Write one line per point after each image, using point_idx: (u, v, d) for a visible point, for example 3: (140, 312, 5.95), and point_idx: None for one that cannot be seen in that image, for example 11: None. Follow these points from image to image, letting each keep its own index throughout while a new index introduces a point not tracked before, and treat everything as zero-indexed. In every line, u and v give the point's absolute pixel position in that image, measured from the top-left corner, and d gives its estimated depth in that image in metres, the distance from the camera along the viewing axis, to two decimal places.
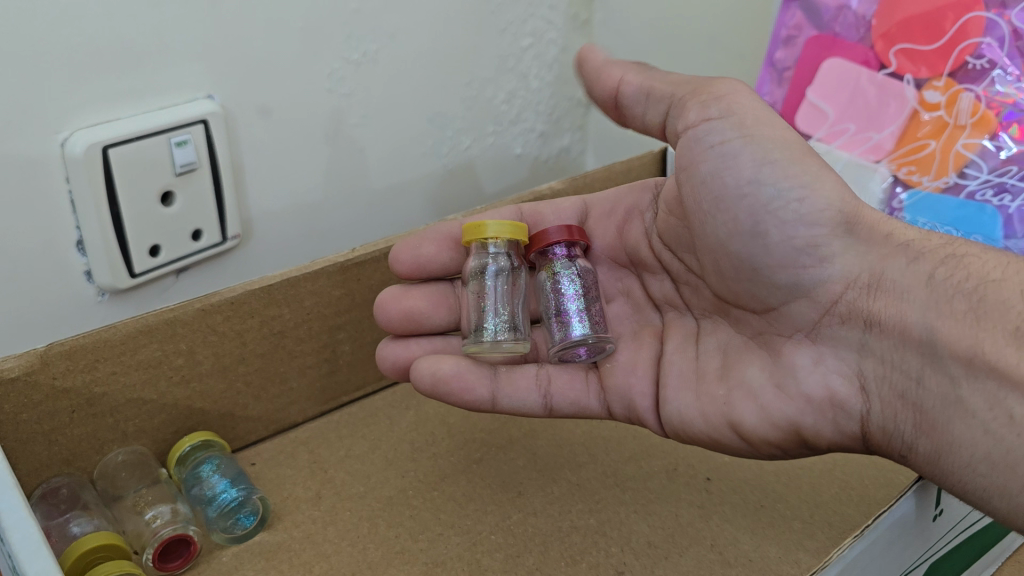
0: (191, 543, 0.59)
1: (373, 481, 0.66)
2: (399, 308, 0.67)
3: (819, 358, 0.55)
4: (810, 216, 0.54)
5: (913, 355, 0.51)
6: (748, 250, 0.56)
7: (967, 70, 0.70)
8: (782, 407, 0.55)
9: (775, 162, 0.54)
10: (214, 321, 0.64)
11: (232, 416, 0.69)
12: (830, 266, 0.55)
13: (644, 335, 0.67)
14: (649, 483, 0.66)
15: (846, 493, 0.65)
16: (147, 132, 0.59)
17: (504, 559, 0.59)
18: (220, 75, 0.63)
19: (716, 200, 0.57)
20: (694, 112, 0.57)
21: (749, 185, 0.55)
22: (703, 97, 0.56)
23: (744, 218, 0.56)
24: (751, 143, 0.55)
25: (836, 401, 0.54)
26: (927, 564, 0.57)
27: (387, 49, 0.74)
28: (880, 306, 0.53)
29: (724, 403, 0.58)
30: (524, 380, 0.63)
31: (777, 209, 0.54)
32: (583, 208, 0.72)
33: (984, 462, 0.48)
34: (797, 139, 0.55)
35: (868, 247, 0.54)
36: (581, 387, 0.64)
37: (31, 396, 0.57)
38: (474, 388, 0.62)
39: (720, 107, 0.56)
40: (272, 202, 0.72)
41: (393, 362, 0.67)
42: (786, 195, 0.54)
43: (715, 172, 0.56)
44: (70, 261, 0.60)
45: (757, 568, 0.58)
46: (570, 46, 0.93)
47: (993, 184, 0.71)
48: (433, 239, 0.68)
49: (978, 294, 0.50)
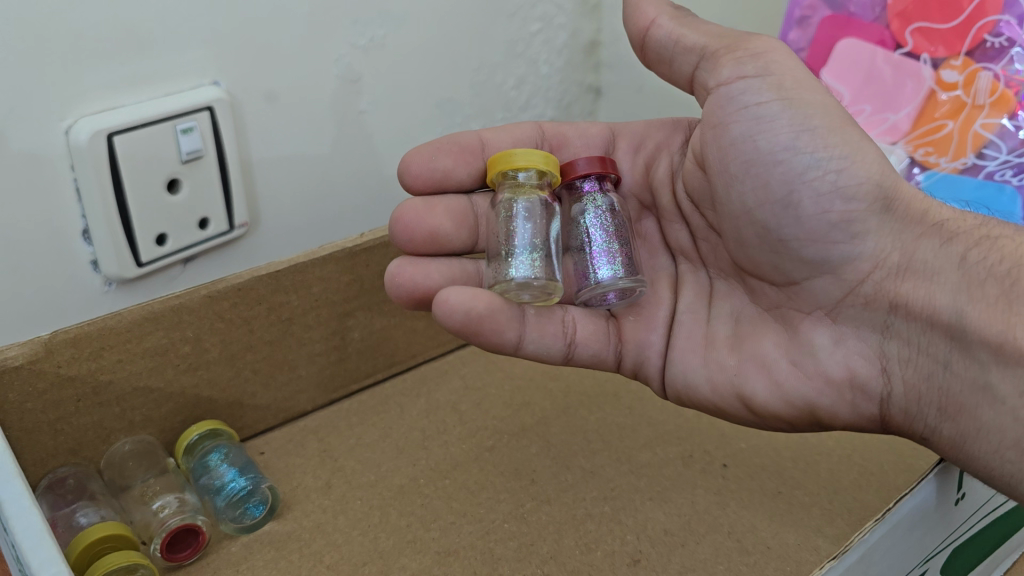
0: (199, 532, 0.57)
1: (383, 470, 0.65)
2: (424, 225, 0.63)
3: (839, 338, 0.54)
4: (847, 190, 0.51)
5: (940, 338, 0.50)
6: (775, 220, 0.53)
7: (985, 49, 0.69)
8: (797, 386, 0.55)
9: (815, 129, 0.50)
10: (221, 308, 0.63)
11: (240, 405, 0.68)
12: (861, 244, 0.52)
13: (659, 285, 0.63)
14: (664, 470, 0.65)
15: (866, 479, 0.64)
16: (152, 119, 0.58)
17: (517, 548, 0.58)
18: (228, 61, 0.62)
19: (745, 164, 0.52)
20: (728, 68, 0.52)
21: (784, 152, 0.51)
22: (738, 53, 0.52)
23: (775, 186, 0.52)
24: (790, 107, 0.51)
25: (857, 381, 0.53)
26: (949, 550, 0.56)
27: (394, 33, 0.72)
28: (908, 288, 0.51)
29: (734, 374, 0.57)
30: (552, 326, 0.58)
31: (811, 179, 0.51)
32: (611, 137, 0.68)
33: (1013, 448, 0.47)
34: (838, 107, 0.52)
35: (900, 225, 0.52)
36: (602, 337, 0.61)
37: (35, 385, 0.56)
38: (504, 332, 0.54)
39: (757, 65, 0.51)
40: (278, 191, 0.71)
41: (414, 288, 0.60)
42: (824, 165, 0.50)
43: (747, 135, 0.52)
44: (76, 250, 0.59)
45: (776, 555, 0.56)
46: (580, 30, 0.91)
47: (1012, 165, 0.70)
48: (451, 152, 0.64)
49: (1011, 278, 0.48)
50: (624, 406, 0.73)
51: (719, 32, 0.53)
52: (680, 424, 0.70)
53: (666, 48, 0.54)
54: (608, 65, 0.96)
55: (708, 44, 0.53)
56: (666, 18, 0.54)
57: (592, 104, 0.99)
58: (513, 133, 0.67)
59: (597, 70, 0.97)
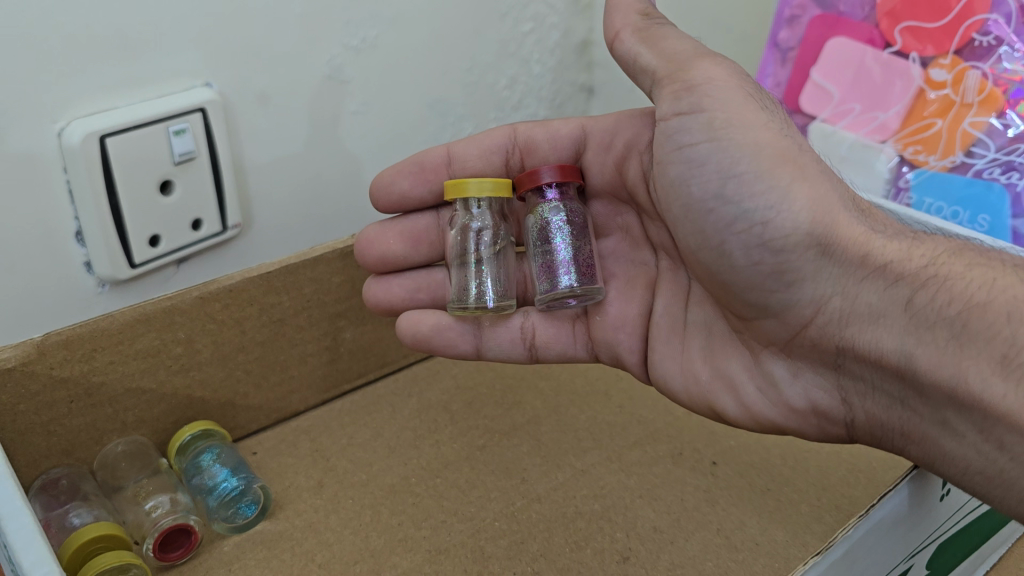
0: (191, 533, 0.57)
1: (375, 469, 0.66)
2: (377, 252, 0.67)
3: (796, 371, 0.54)
4: (773, 241, 0.50)
5: (891, 382, 0.49)
6: (716, 263, 0.54)
7: (974, 48, 0.69)
8: (765, 410, 0.56)
9: (740, 176, 0.50)
10: (212, 309, 0.64)
11: (232, 405, 0.69)
12: (799, 291, 0.51)
13: (637, 280, 0.65)
14: (653, 468, 0.66)
15: (853, 476, 0.65)
16: (143, 121, 0.58)
17: (507, 546, 0.58)
18: (219, 63, 0.62)
19: (686, 207, 0.54)
20: (667, 103, 0.52)
21: (714, 200, 0.52)
22: (676, 85, 0.52)
23: (710, 232, 0.53)
24: (718, 150, 0.51)
25: (819, 411, 0.54)
26: (934, 546, 0.56)
27: (386, 34, 0.73)
28: (853, 333, 0.50)
29: (707, 389, 0.59)
30: (507, 333, 0.66)
31: (739, 230, 0.51)
32: (581, 136, 0.65)
33: (979, 475, 0.46)
34: (775, 144, 0.50)
35: (840, 268, 0.50)
36: (567, 338, 0.66)
37: (29, 386, 0.56)
38: (456, 345, 0.66)
39: (692, 100, 0.51)
40: (271, 193, 0.71)
41: (377, 303, 0.69)
42: (749, 216, 0.51)
43: (683, 177, 0.53)
44: (69, 251, 0.59)
45: (764, 552, 0.57)
46: (572, 30, 0.92)
47: (1001, 163, 0.70)
48: (410, 172, 0.65)
49: (959, 322, 0.45)
50: (615, 405, 0.73)
51: (670, 52, 0.52)
52: (670, 422, 0.71)
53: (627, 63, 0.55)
54: (601, 64, 0.96)
55: (658, 68, 0.53)
56: (628, 32, 0.54)
57: (585, 103, 0.99)
58: (479, 142, 0.67)
59: (590, 69, 0.97)
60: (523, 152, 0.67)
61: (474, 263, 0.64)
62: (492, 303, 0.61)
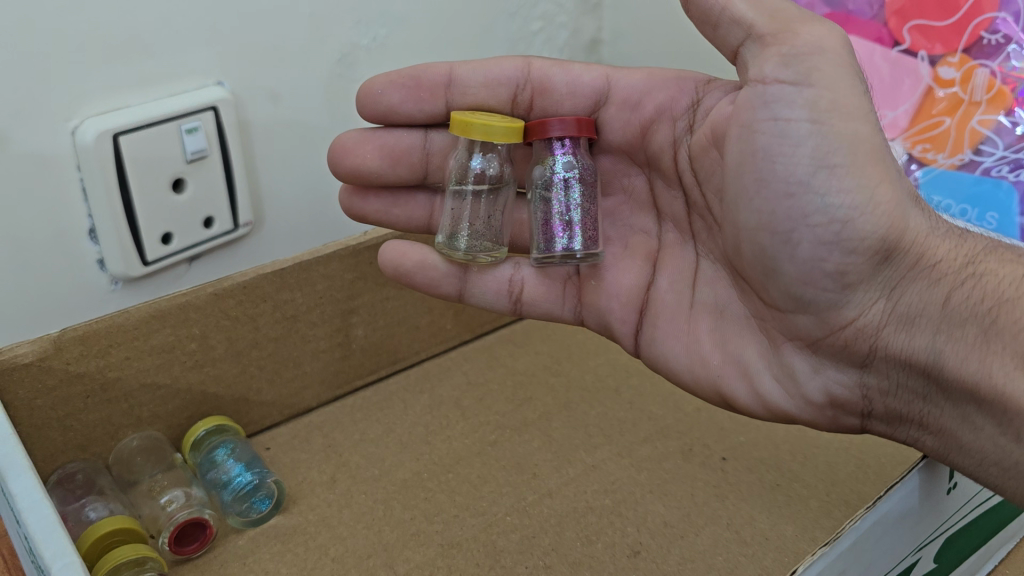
0: (207, 526, 0.58)
1: (387, 464, 0.66)
2: (349, 165, 0.64)
3: (818, 365, 0.53)
4: (848, 241, 0.47)
5: (917, 378, 0.50)
6: (772, 248, 0.50)
7: (982, 46, 0.70)
8: (780, 401, 0.55)
9: (834, 168, 0.46)
10: (226, 306, 0.64)
11: (246, 401, 0.69)
12: (852, 290, 0.49)
13: (637, 251, 0.63)
14: (663, 464, 0.66)
15: (863, 471, 0.65)
16: (157, 120, 0.59)
17: (519, 540, 0.59)
18: (231, 62, 0.63)
19: (758, 184, 0.49)
20: (770, 65, 0.47)
21: (798, 187, 0.47)
22: (783, 47, 0.46)
23: (775, 218, 0.49)
24: (818, 134, 0.46)
25: (837, 403, 0.53)
26: (942, 540, 0.56)
27: (396, 33, 0.73)
28: (890, 332, 0.49)
29: (717, 374, 0.57)
30: (493, 282, 0.64)
31: (816, 223, 0.47)
32: (604, 87, 0.61)
33: (995, 467, 0.48)
34: (870, 135, 0.47)
35: (894, 269, 0.49)
36: (555, 297, 0.64)
37: (45, 381, 0.57)
38: (439, 285, 0.64)
39: (799, 70, 0.46)
40: (282, 193, 0.72)
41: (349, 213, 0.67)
42: (832, 211, 0.47)
43: (767, 153, 0.48)
44: (83, 249, 0.60)
45: (775, 547, 0.57)
46: (581, 29, 0.93)
47: (1009, 161, 0.70)
48: (402, 87, 0.62)
49: (990, 318, 0.47)
50: (626, 401, 0.74)
51: (773, 9, 0.47)
52: (680, 418, 0.71)
53: (712, 9, 0.47)
54: (610, 63, 0.97)
55: (757, 23, 0.47)
56: None
57: None
58: (485, 69, 0.62)
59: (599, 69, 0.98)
60: (533, 91, 0.63)
61: (467, 198, 0.63)
62: (481, 256, 0.61)
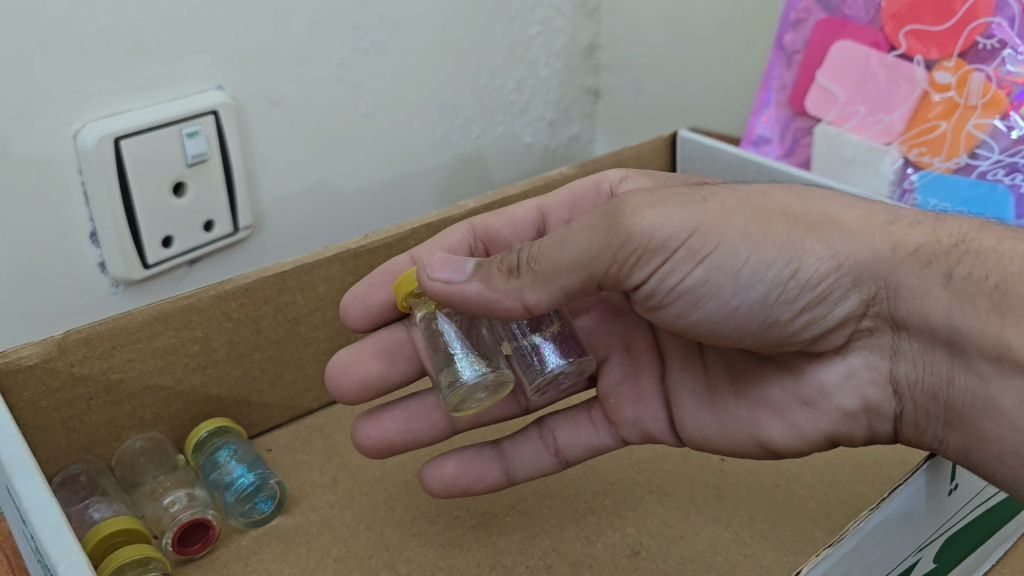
0: (210, 527, 0.58)
1: (388, 466, 0.67)
2: (363, 302, 0.63)
3: (849, 371, 0.53)
4: (811, 282, 0.48)
5: (941, 354, 0.49)
6: (757, 331, 0.52)
7: (978, 50, 0.70)
8: (813, 424, 0.55)
9: (747, 261, 0.48)
10: (229, 308, 0.64)
11: (248, 403, 0.69)
12: (843, 307, 0.50)
13: (640, 348, 0.65)
14: (662, 465, 0.66)
15: (860, 472, 0.65)
16: (159, 123, 0.61)
17: (519, 540, 0.59)
18: (231, 67, 0.65)
19: (726, 317, 0.51)
20: (642, 215, 0.47)
21: (738, 294, 0.49)
22: (637, 197, 0.48)
23: (749, 321, 0.51)
24: (713, 260, 0.48)
25: (871, 407, 0.53)
26: (941, 541, 0.53)
27: (395, 38, 0.76)
28: (904, 313, 0.49)
29: (748, 423, 0.58)
30: (528, 447, 0.63)
31: (778, 298, 0.49)
32: (540, 214, 0.67)
33: (1014, 455, 0.47)
34: (750, 202, 0.49)
35: (879, 268, 0.49)
36: (588, 427, 0.64)
37: (48, 383, 0.57)
38: (486, 473, 0.61)
39: (661, 203, 0.47)
40: (285, 194, 0.74)
41: (353, 407, 0.64)
42: (778, 279, 0.48)
43: (702, 279, 0.49)
44: (84, 253, 0.62)
45: (773, 547, 0.58)
46: (579, 33, 0.97)
47: (1005, 164, 0.71)
48: (381, 281, 0.63)
49: (998, 291, 0.45)
50: None
51: (646, 196, 0.48)
52: None
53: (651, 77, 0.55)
54: (607, 67, 1.02)
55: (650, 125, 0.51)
56: None
57: (592, 105, 1.05)
58: (437, 243, 0.66)
59: (596, 73, 1.03)
60: (485, 245, 0.67)
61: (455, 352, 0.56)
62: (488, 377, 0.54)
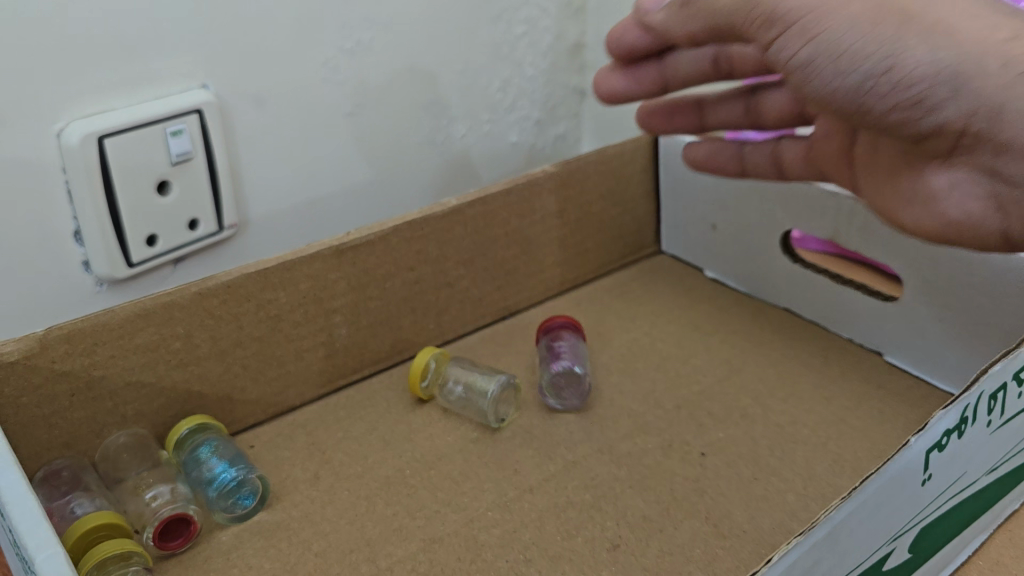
0: (191, 523, 0.59)
1: (370, 461, 0.67)
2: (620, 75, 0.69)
3: (954, 182, 0.55)
4: (914, 76, 0.47)
5: None
6: (863, 119, 0.51)
7: None
8: (934, 220, 0.57)
9: (852, 51, 0.47)
10: (211, 304, 0.64)
11: (229, 399, 0.69)
12: (942, 113, 0.48)
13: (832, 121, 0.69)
14: (644, 459, 0.67)
15: (839, 465, 0.66)
16: (142, 122, 0.63)
17: (500, 534, 0.60)
18: (215, 66, 0.67)
19: (825, 100, 0.51)
20: (798, 38, 0.49)
21: (855, 90, 0.49)
22: (773, 19, 0.49)
23: (845, 105, 0.51)
24: (833, 38, 0.47)
25: (974, 221, 0.55)
26: (917, 531, 0.52)
27: (381, 36, 0.78)
28: (1010, 134, 0.47)
29: (909, 193, 0.59)
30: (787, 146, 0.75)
31: (888, 94, 0.48)
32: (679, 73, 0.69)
33: None
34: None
35: (981, 83, 0.46)
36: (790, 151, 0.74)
37: (30, 380, 0.57)
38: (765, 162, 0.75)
39: (805, 13, 0.48)
40: (270, 194, 0.76)
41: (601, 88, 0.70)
42: (878, 69, 0.47)
43: (814, 57, 0.49)
44: (68, 251, 0.64)
45: (751, 539, 0.59)
46: (564, 34, 0.98)
47: None
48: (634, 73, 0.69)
49: None
50: (606, 398, 0.74)
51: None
52: (659, 415, 0.71)
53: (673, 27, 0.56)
54: (592, 67, 1.02)
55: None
56: None
57: (577, 105, 1.04)
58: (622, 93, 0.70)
59: (583, 73, 1.03)
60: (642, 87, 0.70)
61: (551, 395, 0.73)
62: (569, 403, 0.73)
